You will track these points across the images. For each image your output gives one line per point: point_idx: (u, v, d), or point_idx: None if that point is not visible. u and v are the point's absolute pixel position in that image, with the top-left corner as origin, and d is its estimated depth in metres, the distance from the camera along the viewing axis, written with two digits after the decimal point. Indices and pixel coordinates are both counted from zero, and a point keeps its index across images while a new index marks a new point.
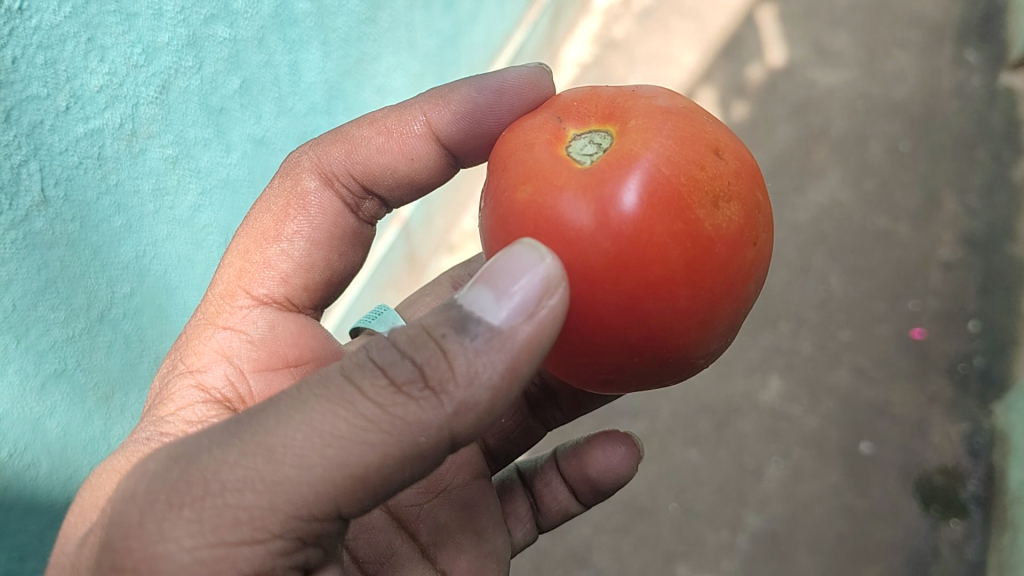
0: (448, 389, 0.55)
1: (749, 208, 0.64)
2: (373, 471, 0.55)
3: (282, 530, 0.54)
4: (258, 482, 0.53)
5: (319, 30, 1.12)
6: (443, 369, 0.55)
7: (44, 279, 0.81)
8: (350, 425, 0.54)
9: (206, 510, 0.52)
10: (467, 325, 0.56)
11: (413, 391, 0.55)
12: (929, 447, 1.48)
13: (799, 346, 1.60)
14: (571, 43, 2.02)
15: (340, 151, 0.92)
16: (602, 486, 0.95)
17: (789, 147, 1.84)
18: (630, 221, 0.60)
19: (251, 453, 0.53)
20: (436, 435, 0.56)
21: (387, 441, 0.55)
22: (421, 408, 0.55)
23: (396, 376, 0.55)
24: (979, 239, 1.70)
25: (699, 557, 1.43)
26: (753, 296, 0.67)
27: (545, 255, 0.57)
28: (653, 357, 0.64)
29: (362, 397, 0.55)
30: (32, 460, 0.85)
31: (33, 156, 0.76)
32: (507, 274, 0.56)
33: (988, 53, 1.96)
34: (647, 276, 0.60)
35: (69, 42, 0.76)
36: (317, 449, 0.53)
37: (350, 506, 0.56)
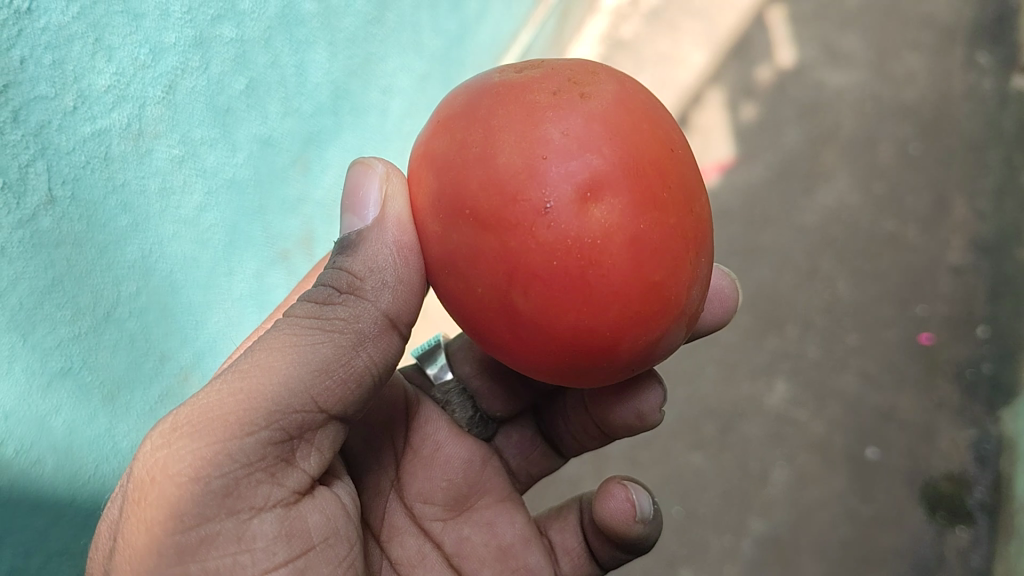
0: (358, 285, 0.71)
1: (557, 74, 0.68)
2: (334, 367, 0.67)
3: (267, 420, 0.62)
4: (236, 388, 0.62)
5: (324, 31, 1.12)
6: (346, 276, 0.71)
7: (51, 277, 0.82)
8: (299, 334, 0.67)
9: (196, 419, 0.61)
10: (348, 244, 0.73)
11: (335, 302, 0.70)
12: (936, 452, 1.48)
13: (806, 350, 1.59)
14: (578, 43, 2.00)
15: None
16: (618, 536, 0.93)
17: (797, 149, 1.84)
18: (448, 100, 0.72)
19: (226, 371, 0.64)
20: (371, 322, 0.71)
21: (332, 338, 0.68)
22: (349, 308, 0.70)
23: (318, 298, 0.70)
24: (989, 244, 1.68)
25: (703, 561, 1.43)
26: (560, 143, 0.62)
27: (373, 166, 0.75)
28: (450, 206, 0.65)
29: (302, 316, 0.68)
30: (39, 457, 0.85)
31: (39, 155, 0.76)
32: (355, 194, 0.75)
33: (1000, 55, 1.94)
34: (437, 123, 0.70)
35: (76, 42, 0.76)
36: (278, 355, 0.65)
37: (324, 397, 0.66)
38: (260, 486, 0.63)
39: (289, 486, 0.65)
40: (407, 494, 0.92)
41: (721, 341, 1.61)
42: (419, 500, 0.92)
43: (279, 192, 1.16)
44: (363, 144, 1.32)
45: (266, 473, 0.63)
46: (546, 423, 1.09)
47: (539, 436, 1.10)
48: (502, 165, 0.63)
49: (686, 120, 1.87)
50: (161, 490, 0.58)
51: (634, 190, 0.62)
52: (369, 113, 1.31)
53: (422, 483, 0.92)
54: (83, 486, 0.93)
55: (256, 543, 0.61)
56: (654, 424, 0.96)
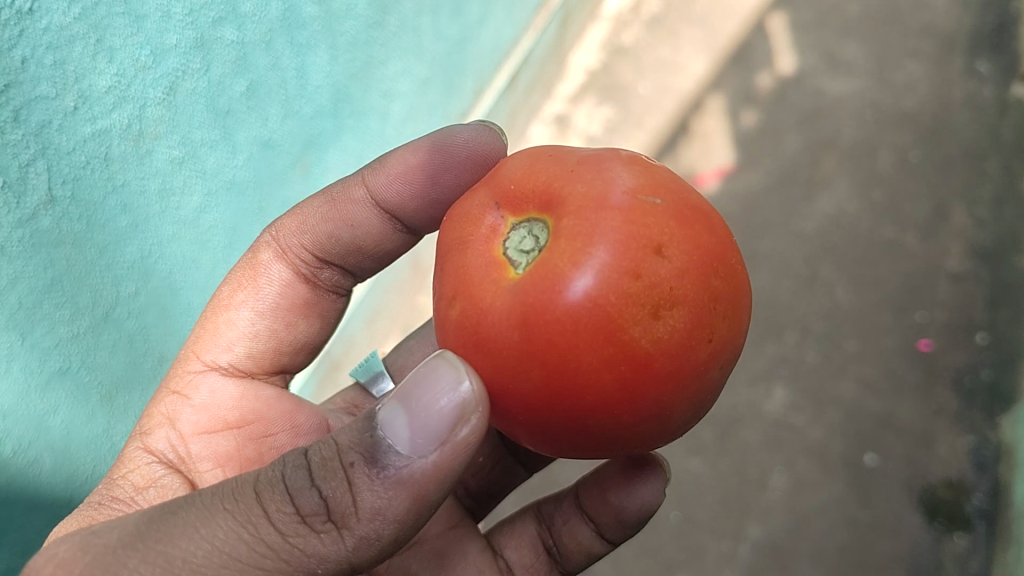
0: (351, 525, 0.59)
1: (697, 307, 0.61)
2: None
3: None
4: None
5: (325, 34, 1.12)
6: (348, 504, 0.59)
7: (50, 277, 0.82)
8: (249, 550, 0.57)
9: None
10: (377, 457, 0.59)
11: (315, 525, 0.59)
12: (934, 459, 1.48)
13: (805, 356, 1.59)
14: (578, 50, 2.01)
15: (292, 226, 0.96)
16: (628, 517, 0.92)
17: (798, 156, 1.84)
18: (562, 346, 0.59)
19: (153, 559, 0.55)
20: (335, 566, 0.60)
21: (285, 571, 0.58)
22: (321, 541, 0.59)
23: (305, 507, 0.59)
24: (988, 251, 1.68)
25: (701, 566, 1.43)
26: (715, 378, 0.64)
27: (463, 383, 0.61)
28: (612, 449, 0.65)
29: (267, 524, 0.58)
30: (36, 457, 0.86)
31: (39, 155, 0.76)
32: (418, 391, 0.60)
33: (1000, 63, 1.94)
34: (585, 401, 0.60)
35: (78, 42, 0.76)
36: (215, 570, 0.56)
37: None
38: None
39: None
40: None
41: None
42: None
43: (279, 193, 1.16)
44: (365, 148, 1.32)
45: None
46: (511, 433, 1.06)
47: (504, 452, 1.06)
48: (678, 416, 0.64)
49: (685, 126, 1.88)
50: None
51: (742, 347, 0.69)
52: (369, 117, 1.31)
53: None
54: (80, 486, 0.94)
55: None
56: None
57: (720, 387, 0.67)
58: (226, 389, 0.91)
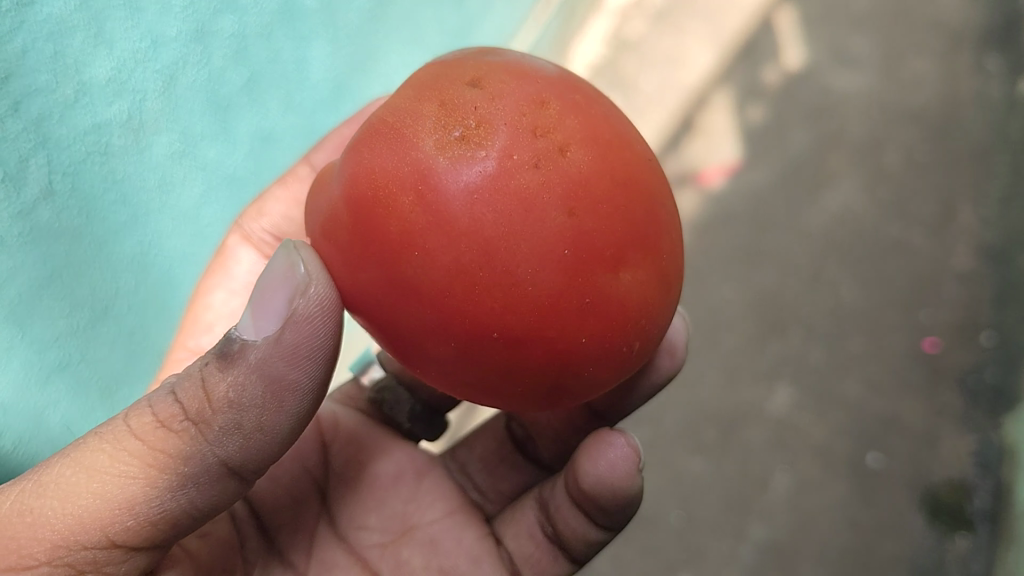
0: (207, 418, 0.65)
1: (512, 148, 0.61)
2: (147, 506, 0.64)
3: (49, 556, 0.61)
4: (28, 513, 0.61)
5: (327, 27, 1.11)
6: (200, 398, 0.65)
7: (48, 270, 0.81)
8: (110, 459, 0.63)
9: None
10: (228, 351, 0.66)
11: (174, 426, 0.65)
12: (938, 460, 1.47)
13: (808, 355, 1.58)
14: (584, 40, 1.97)
15: (254, 215, 1.03)
16: (604, 497, 0.85)
17: (803, 153, 1.82)
18: (391, 190, 0.62)
19: (27, 488, 0.62)
20: (202, 465, 0.65)
21: (151, 473, 0.64)
22: (181, 439, 0.65)
23: (161, 413, 0.66)
24: (994, 251, 1.68)
25: (702, 565, 1.42)
26: (570, 239, 0.60)
27: (297, 267, 0.66)
28: (468, 332, 0.61)
29: (129, 435, 0.64)
30: (34, 452, 0.86)
31: (39, 147, 0.75)
32: (270, 291, 0.68)
33: (1007, 61, 1.93)
34: (395, 239, 0.61)
35: (77, 33, 0.75)
36: (82, 481, 0.62)
37: (123, 535, 0.63)
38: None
39: None
40: (338, 519, 0.91)
41: (722, 344, 1.60)
42: (352, 527, 0.91)
43: None
44: None
45: None
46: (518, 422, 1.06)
47: (509, 442, 1.07)
48: (525, 278, 0.60)
49: (689, 120, 1.87)
50: None
51: (636, 236, 0.64)
52: None
53: (352, 506, 0.92)
54: None
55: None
56: (673, 356, 0.95)
57: (598, 275, 0.62)
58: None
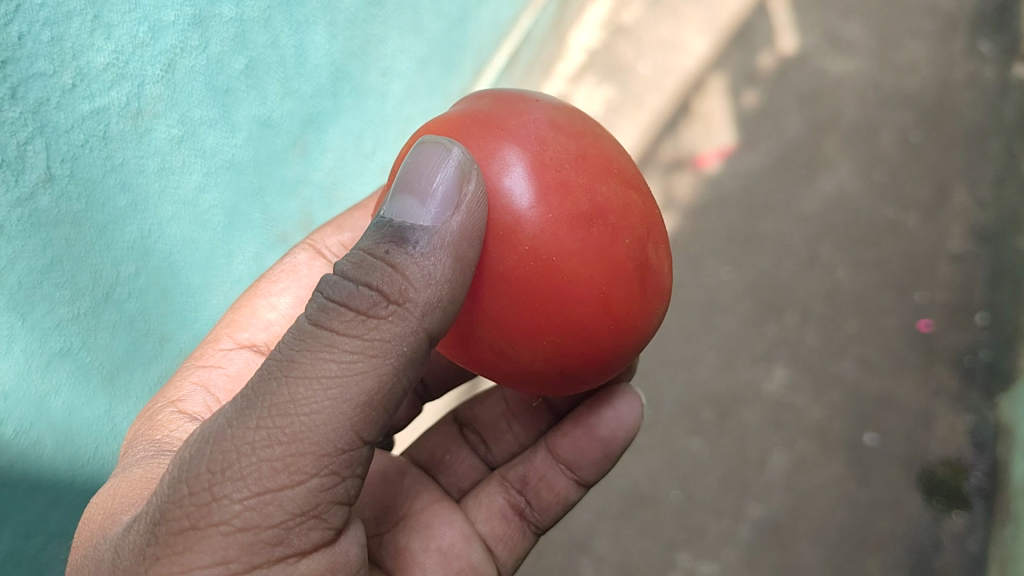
0: (412, 298, 0.64)
1: None
2: (381, 399, 0.63)
3: (316, 468, 0.61)
4: (282, 433, 0.60)
5: (324, 12, 1.12)
6: (400, 282, 0.64)
7: (50, 257, 0.81)
8: (339, 365, 0.61)
9: (244, 466, 0.59)
10: (403, 235, 0.65)
11: (378, 314, 0.63)
12: (934, 438, 1.48)
13: (805, 337, 1.59)
14: (578, 28, 1.98)
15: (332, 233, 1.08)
16: (615, 446, 0.94)
17: (799, 137, 1.83)
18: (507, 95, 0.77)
19: (265, 412, 0.60)
20: (416, 345, 0.65)
21: (375, 365, 0.63)
22: (391, 325, 0.63)
23: (361, 305, 0.63)
24: (989, 232, 1.68)
25: (702, 545, 1.43)
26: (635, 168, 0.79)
27: (452, 148, 0.66)
28: (577, 141, 0.71)
29: (341, 334, 0.62)
30: (39, 438, 0.86)
31: (37, 133, 0.76)
32: (422, 175, 0.66)
33: (1001, 44, 1.94)
34: (519, 99, 0.75)
35: (75, 18, 0.75)
36: (320, 393, 0.60)
37: (366, 430, 0.63)
38: (310, 530, 0.63)
39: (331, 521, 0.64)
40: None
41: (719, 327, 1.61)
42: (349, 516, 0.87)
43: (278, 173, 1.15)
44: (362, 128, 1.31)
45: (317, 518, 0.63)
46: (470, 425, 1.08)
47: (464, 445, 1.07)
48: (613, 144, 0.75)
49: (687, 104, 1.87)
50: (211, 538, 0.59)
51: None
52: (369, 96, 1.31)
53: None
54: (82, 467, 0.94)
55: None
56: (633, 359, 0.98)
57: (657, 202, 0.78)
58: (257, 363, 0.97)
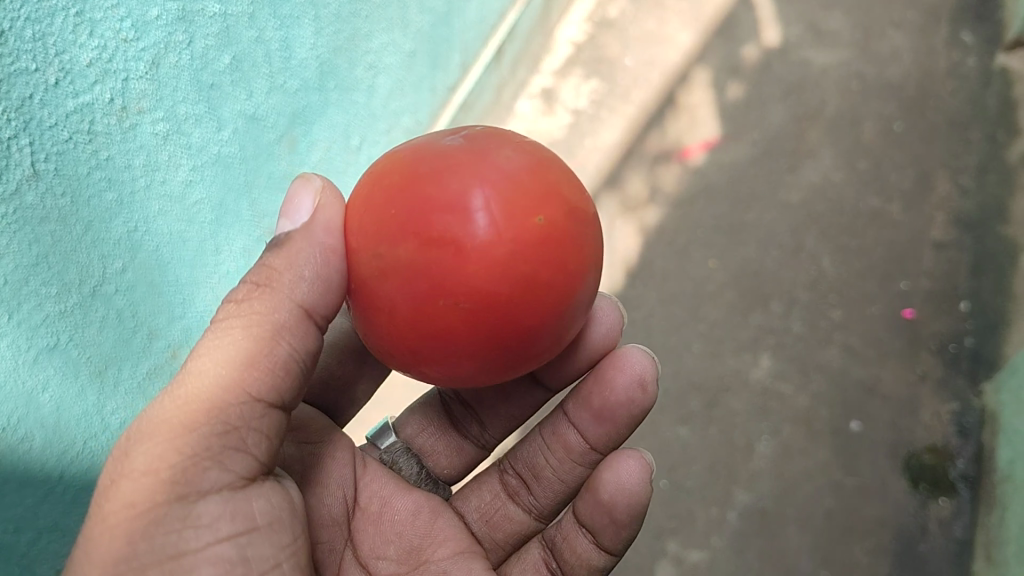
0: (275, 278, 0.75)
1: None
2: (263, 359, 0.72)
3: (203, 417, 0.68)
4: (172, 395, 0.69)
5: (309, 6, 1.12)
6: (264, 270, 0.76)
7: (36, 254, 0.82)
8: (218, 337, 0.72)
9: (139, 426, 0.68)
10: (275, 242, 0.78)
11: (251, 296, 0.74)
12: (918, 425, 1.50)
13: (791, 326, 1.60)
14: (565, 23, 1.99)
15: None
16: (619, 511, 0.96)
17: (783, 128, 1.84)
18: None
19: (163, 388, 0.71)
20: (291, 312, 0.74)
21: (250, 330, 0.72)
22: (263, 300, 0.74)
23: (236, 297, 0.75)
24: (972, 220, 1.70)
25: (690, 533, 1.45)
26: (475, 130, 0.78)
27: (312, 180, 0.80)
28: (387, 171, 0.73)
29: (222, 318, 0.73)
30: (27, 433, 0.86)
31: (22, 130, 0.76)
32: (289, 202, 0.79)
33: (984, 34, 1.95)
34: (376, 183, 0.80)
35: (58, 15, 0.76)
36: (199, 358, 0.71)
37: (254, 386, 0.71)
38: (207, 470, 0.67)
39: (234, 469, 0.69)
40: (361, 550, 0.92)
41: (706, 317, 1.62)
42: (372, 557, 0.92)
43: (266, 167, 1.16)
44: (350, 122, 1.32)
45: (212, 462, 0.68)
46: (511, 471, 1.07)
47: (502, 491, 1.06)
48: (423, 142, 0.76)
49: (672, 97, 1.88)
50: (115, 490, 0.65)
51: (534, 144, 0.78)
52: (356, 90, 1.31)
53: (372, 536, 0.93)
54: (72, 463, 0.95)
55: (199, 550, 0.65)
56: (646, 392, 0.99)
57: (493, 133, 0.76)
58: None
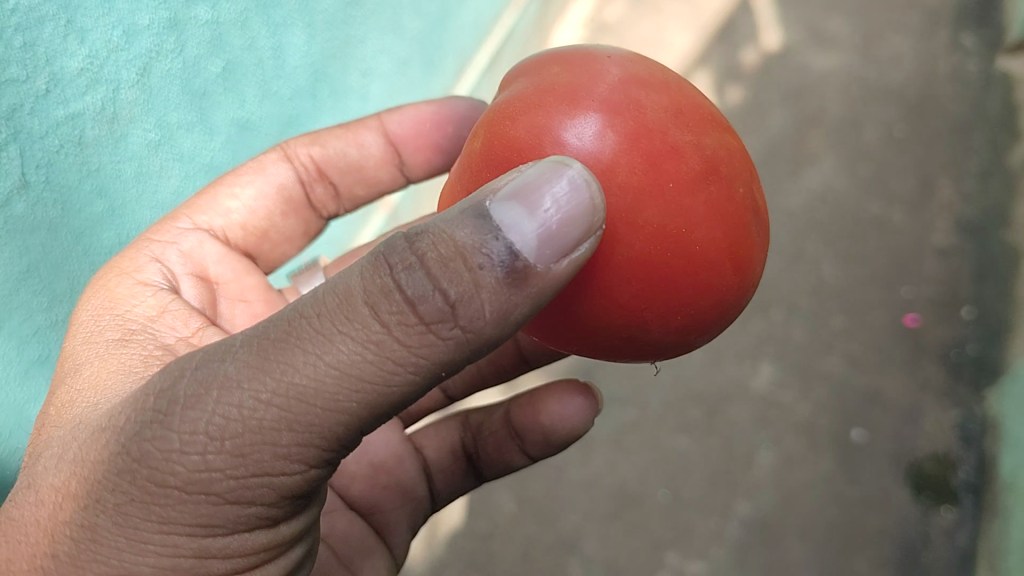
0: (480, 327, 0.54)
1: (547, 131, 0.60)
2: (361, 412, 0.55)
3: (312, 453, 0.56)
4: (292, 414, 0.53)
5: (303, 14, 1.10)
6: (475, 307, 0.53)
7: (26, 263, 0.81)
8: (378, 367, 0.53)
9: (246, 436, 0.53)
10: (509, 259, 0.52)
11: (440, 330, 0.53)
12: (921, 434, 1.48)
13: (791, 333, 1.59)
14: (561, 26, 1.98)
15: (305, 139, 1.02)
16: (554, 437, 0.95)
17: (783, 133, 1.83)
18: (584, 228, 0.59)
19: (287, 380, 0.53)
20: (464, 359, 0.56)
21: (415, 379, 0.55)
22: (449, 344, 0.54)
23: (427, 313, 0.53)
24: (975, 225, 1.69)
25: (690, 544, 1.43)
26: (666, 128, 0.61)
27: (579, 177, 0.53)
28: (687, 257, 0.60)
29: (374, 332, 0.53)
30: (17, 446, 0.86)
31: (11, 139, 0.75)
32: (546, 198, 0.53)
33: (985, 37, 1.94)
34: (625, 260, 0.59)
35: (47, 24, 0.74)
36: (346, 387, 0.53)
37: (374, 423, 0.57)
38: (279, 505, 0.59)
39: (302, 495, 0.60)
40: None
41: None
42: None
43: None
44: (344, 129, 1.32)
45: (287, 495, 0.58)
46: None
47: None
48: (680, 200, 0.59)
49: None
50: (178, 500, 0.54)
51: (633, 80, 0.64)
52: (349, 98, 1.30)
53: None
54: None
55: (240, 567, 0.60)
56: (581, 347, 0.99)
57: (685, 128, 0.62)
58: (213, 249, 0.93)
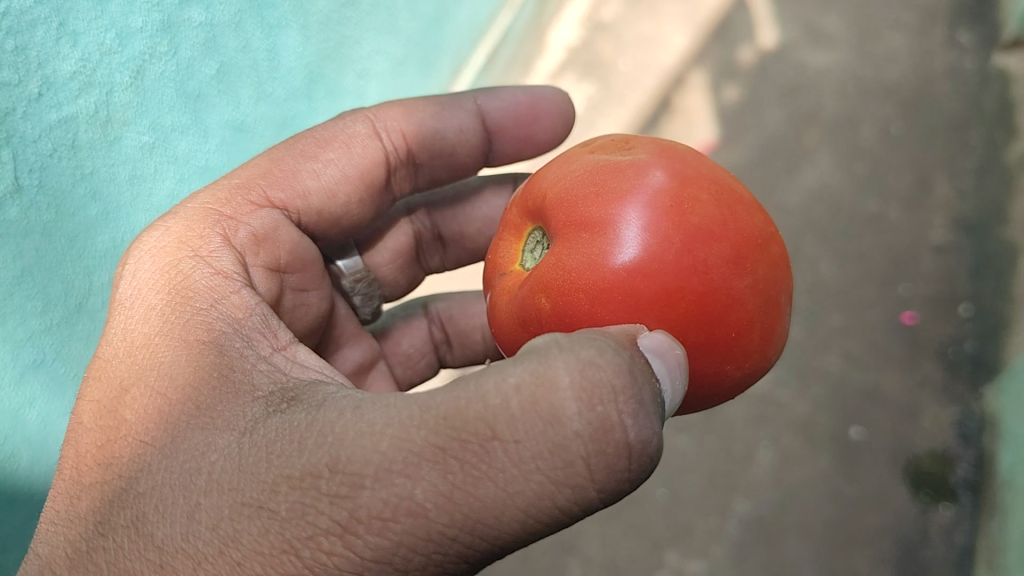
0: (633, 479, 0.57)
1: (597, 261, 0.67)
2: (531, 542, 0.57)
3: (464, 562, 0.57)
4: (467, 526, 0.54)
5: (297, 14, 1.10)
6: (636, 462, 0.56)
7: (20, 268, 0.80)
8: (556, 498, 0.55)
9: (426, 544, 0.54)
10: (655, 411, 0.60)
11: (608, 474, 0.55)
12: (919, 431, 1.48)
13: (789, 331, 1.58)
14: (558, 24, 1.97)
15: (396, 112, 0.97)
16: None
17: (780, 132, 1.82)
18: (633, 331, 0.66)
19: (476, 492, 0.54)
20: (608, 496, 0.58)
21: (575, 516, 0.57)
22: (610, 489, 0.56)
23: (609, 460, 0.55)
24: (971, 222, 1.69)
25: (689, 543, 1.43)
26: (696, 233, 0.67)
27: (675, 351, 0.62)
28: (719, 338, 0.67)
29: (561, 465, 0.54)
30: (13, 451, 0.86)
31: (3, 144, 0.74)
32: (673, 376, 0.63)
33: (981, 34, 1.93)
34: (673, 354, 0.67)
35: (39, 27, 0.74)
36: (524, 513, 0.54)
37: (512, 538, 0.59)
38: None
39: None
40: None
41: None
42: None
43: None
44: None
45: None
46: None
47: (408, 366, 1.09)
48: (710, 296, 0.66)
49: (667, 101, 1.86)
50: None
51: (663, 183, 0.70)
52: (345, 98, 1.30)
53: None
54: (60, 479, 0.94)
55: None
56: None
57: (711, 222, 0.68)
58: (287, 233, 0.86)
